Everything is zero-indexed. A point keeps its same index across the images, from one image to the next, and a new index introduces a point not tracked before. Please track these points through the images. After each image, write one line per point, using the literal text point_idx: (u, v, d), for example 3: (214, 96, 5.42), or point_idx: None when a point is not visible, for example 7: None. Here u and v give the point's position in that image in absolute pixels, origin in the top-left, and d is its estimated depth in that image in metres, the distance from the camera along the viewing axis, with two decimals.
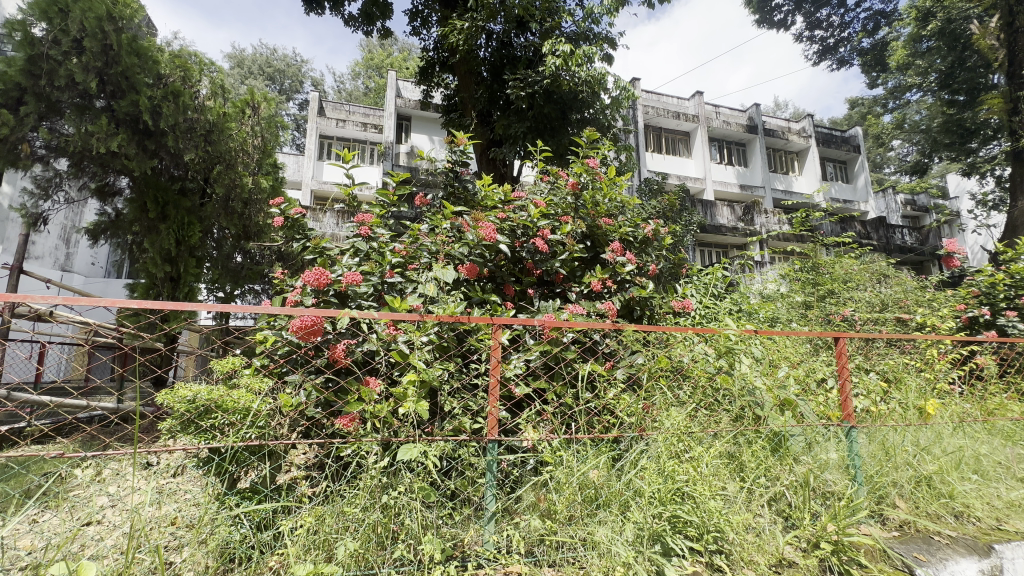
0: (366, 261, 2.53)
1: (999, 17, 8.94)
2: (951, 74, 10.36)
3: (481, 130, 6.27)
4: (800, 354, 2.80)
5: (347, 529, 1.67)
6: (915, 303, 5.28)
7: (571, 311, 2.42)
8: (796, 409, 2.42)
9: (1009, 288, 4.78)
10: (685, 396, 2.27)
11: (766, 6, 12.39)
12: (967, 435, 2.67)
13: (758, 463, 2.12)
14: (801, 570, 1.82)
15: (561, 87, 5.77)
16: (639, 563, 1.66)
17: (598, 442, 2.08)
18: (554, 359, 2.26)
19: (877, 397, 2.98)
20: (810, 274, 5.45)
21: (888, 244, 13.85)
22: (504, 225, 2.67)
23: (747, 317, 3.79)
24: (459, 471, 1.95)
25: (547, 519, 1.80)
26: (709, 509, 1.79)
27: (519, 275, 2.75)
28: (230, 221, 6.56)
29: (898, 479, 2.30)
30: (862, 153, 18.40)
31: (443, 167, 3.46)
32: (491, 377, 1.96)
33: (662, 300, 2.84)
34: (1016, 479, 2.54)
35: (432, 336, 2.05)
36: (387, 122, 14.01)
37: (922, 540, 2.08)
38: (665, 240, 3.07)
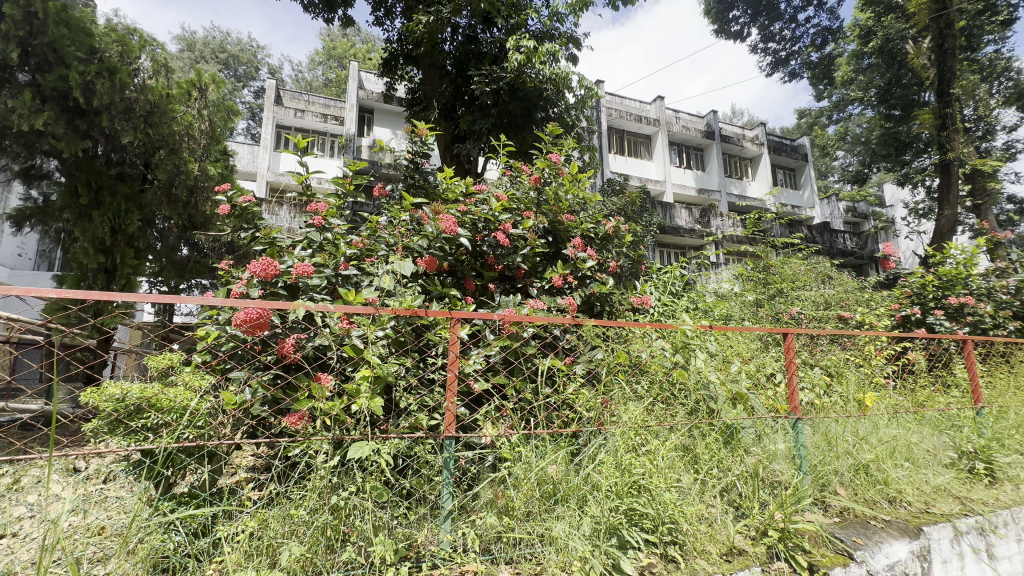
0: (319, 253, 2.43)
1: (932, 39, 9.61)
2: (889, 90, 11.03)
3: (445, 125, 6.20)
4: (751, 350, 2.89)
5: (294, 533, 1.59)
6: (855, 302, 5.65)
7: (532, 306, 2.39)
8: (747, 402, 2.47)
9: (937, 288, 5.13)
10: (643, 390, 2.29)
11: (723, 17, 12.83)
12: (901, 426, 2.80)
13: (711, 455, 2.17)
14: (750, 557, 1.89)
15: (526, 84, 5.70)
16: (596, 557, 1.66)
17: (557, 437, 2.07)
18: (514, 354, 2.22)
19: (821, 390, 3.13)
20: (760, 273, 5.69)
21: (831, 247, 14.73)
22: (465, 218, 2.62)
23: (704, 314, 3.94)
24: (415, 468, 1.88)
25: (505, 515, 1.78)
26: (664, 501, 1.82)
27: (480, 270, 2.71)
28: (173, 210, 6.19)
29: (839, 467, 2.41)
30: (809, 161, 19.42)
31: (403, 158, 3.35)
32: (449, 371, 1.90)
33: (621, 296, 2.87)
34: (941, 465, 2.73)
35: (388, 331, 1.97)
36: (349, 114, 13.62)
37: (860, 525, 2.19)
38: (625, 237, 3.11)
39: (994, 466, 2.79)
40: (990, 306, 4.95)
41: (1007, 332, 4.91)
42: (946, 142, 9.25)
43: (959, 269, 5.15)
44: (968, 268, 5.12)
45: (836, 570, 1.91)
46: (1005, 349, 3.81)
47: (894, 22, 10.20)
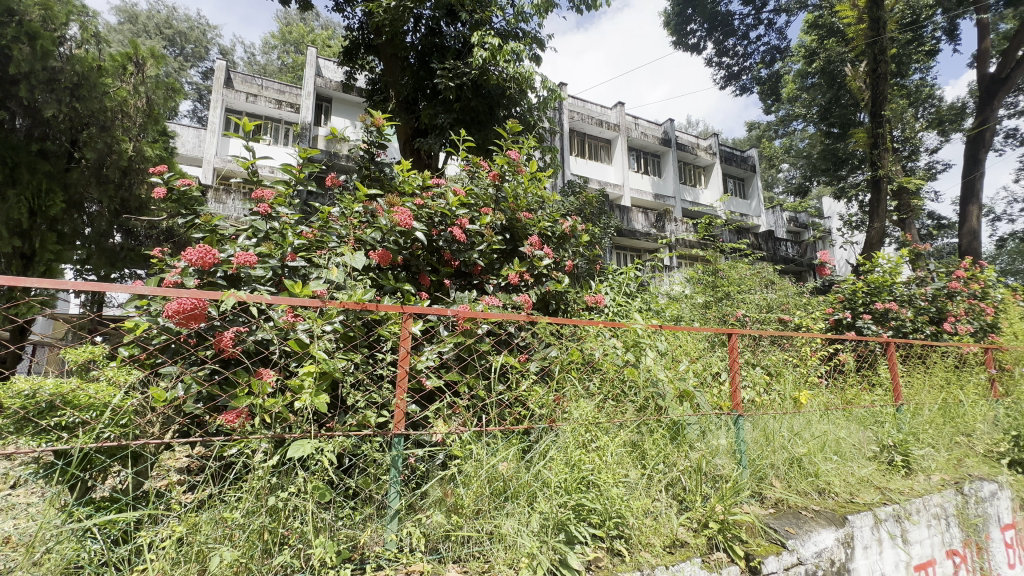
0: (264, 243, 2.31)
1: (866, 64, 10.33)
2: (829, 108, 11.79)
3: (406, 118, 6.07)
4: (699, 349, 3.00)
5: (227, 538, 1.50)
6: (794, 306, 5.99)
7: (487, 302, 2.37)
8: (693, 399, 2.56)
9: (866, 294, 5.57)
10: (594, 388, 2.32)
11: (681, 30, 13.29)
12: (831, 422, 3.00)
13: (658, 451, 2.23)
14: (691, 549, 1.95)
15: (489, 82, 5.68)
16: (543, 553, 1.66)
17: (509, 433, 2.07)
18: (467, 350, 2.19)
19: (761, 388, 3.32)
20: (710, 276, 5.93)
21: (775, 254, 15.61)
22: (421, 212, 2.57)
23: (656, 314, 4.07)
24: (362, 467, 1.81)
25: (453, 513, 1.75)
26: (612, 496, 1.85)
27: (436, 265, 2.66)
28: (103, 192, 5.74)
29: (775, 461, 2.55)
30: (757, 172, 20.46)
31: (358, 148, 3.23)
32: (400, 366, 1.85)
33: (576, 295, 2.92)
34: (865, 458, 2.93)
35: (336, 325, 1.89)
36: (305, 102, 13.10)
37: (792, 515, 2.32)
38: (581, 238, 3.16)
39: (909, 458, 2.99)
40: (909, 311, 5.37)
41: (924, 335, 5.34)
42: (877, 160, 9.88)
43: (885, 277, 5.57)
44: (892, 276, 5.55)
45: (770, 558, 2.01)
46: (922, 351, 4.15)
47: (835, 45, 10.91)
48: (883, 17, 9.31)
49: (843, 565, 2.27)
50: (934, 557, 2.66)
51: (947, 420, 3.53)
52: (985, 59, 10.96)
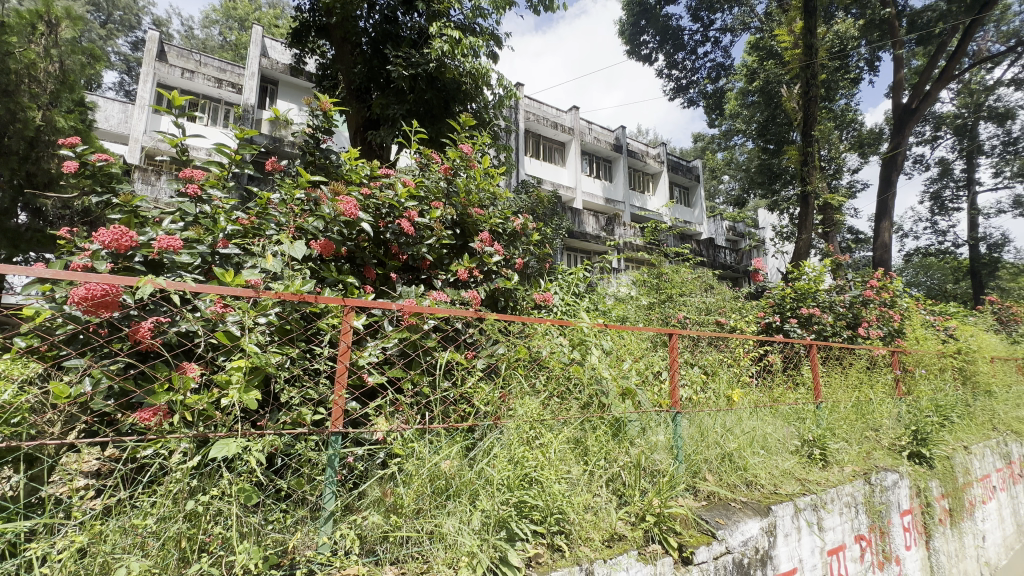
0: (193, 227, 2.15)
1: (800, 86, 11.11)
2: (766, 126, 12.59)
3: (357, 107, 5.87)
4: (643, 348, 3.10)
5: (138, 547, 1.38)
6: (730, 310, 6.37)
7: (434, 297, 2.33)
8: (635, 397, 2.65)
9: (793, 300, 6.03)
10: (540, 385, 2.32)
11: (635, 40, 13.67)
12: (759, 418, 3.19)
13: (599, 447, 2.28)
14: (629, 542, 2.00)
15: (445, 75, 5.58)
16: (483, 551, 1.65)
17: (453, 431, 2.03)
18: (412, 346, 2.14)
19: (698, 386, 3.48)
20: (654, 279, 6.19)
21: (714, 261, 16.50)
22: (368, 202, 2.48)
23: (602, 314, 4.18)
24: (296, 466, 1.72)
25: (392, 514, 1.70)
26: (554, 492, 1.87)
27: (383, 258, 2.58)
28: (3, 164, 5.10)
29: (708, 456, 2.69)
30: (700, 182, 21.53)
31: (302, 132, 3.07)
32: (340, 361, 1.76)
33: (525, 292, 2.91)
34: (788, 451, 3.14)
35: (271, 317, 1.78)
36: (248, 82, 12.37)
37: (722, 506, 2.44)
38: (532, 236, 3.17)
39: (826, 451, 3.23)
40: (830, 317, 5.83)
41: (842, 338, 5.82)
42: (806, 176, 10.61)
43: (810, 284, 6.05)
44: (816, 284, 6.03)
45: (701, 548, 2.11)
46: (840, 353, 4.52)
47: (773, 67, 11.66)
48: (815, 45, 10.04)
49: (766, 553, 2.42)
50: (845, 542, 2.88)
51: (859, 417, 3.86)
52: (899, 90, 12.09)
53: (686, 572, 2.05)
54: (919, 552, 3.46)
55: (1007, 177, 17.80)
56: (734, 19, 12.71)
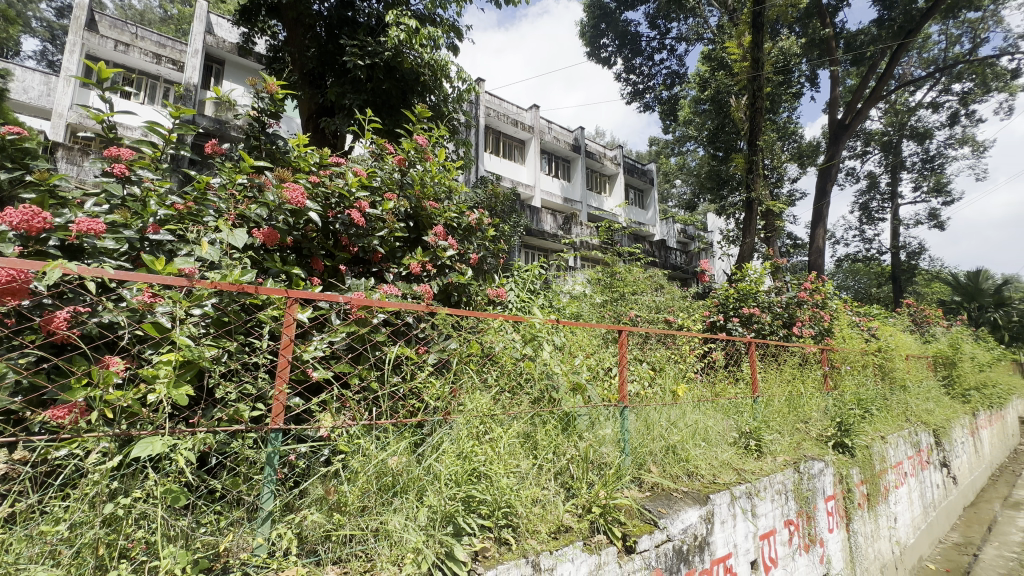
0: (119, 211, 1.99)
1: (747, 98, 11.68)
2: (716, 134, 13.19)
3: (309, 92, 5.64)
4: (594, 345, 3.18)
5: (46, 557, 1.26)
6: (677, 309, 6.63)
7: (384, 291, 2.28)
8: (584, 392, 2.70)
9: (736, 300, 6.37)
10: (492, 380, 2.32)
11: (595, 42, 13.90)
12: (702, 412, 3.35)
13: (549, 441, 2.31)
14: (575, 533, 2.05)
15: (403, 65, 5.45)
16: (429, 547, 1.63)
17: (401, 427, 2.00)
18: (360, 340, 2.08)
19: (646, 381, 3.62)
20: (608, 277, 6.35)
21: (665, 261, 17.12)
22: (316, 190, 2.38)
23: (556, 311, 4.23)
24: (232, 465, 1.64)
25: (335, 512, 1.65)
26: (501, 486, 1.88)
27: (332, 250, 2.50)
28: None
29: (653, 449, 2.79)
30: (654, 185, 22.26)
31: (246, 115, 2.90)
32: (282, 355, 1.69)
33: (478, 288, 2.90)
34: (727, 443, 3.31)
35: (206, 308, 1.69)
36: (191, 60, 11.62)
37: (665, 496, 2.54)
38: (488, 231, 3.16)
39: (761, 442, 3.43)
40: (768, 316, 6.20)
41: (778, 336, 6.20)
42: (751, 183, 11.18)
43: (751, 286, 6.40)
44: (757, 285, 6.39)
45: (644, 537, 2.19)
46: (776, 350, 4.81)
47: (723, 78, 12.20)
48: (761, 59, 10.59)
49: (704, 539, 2.54)
50: (775, 527, 3.08)
51: (791, 410, 4.13)
52: (835, 106, 12.96)
53: (629, 560, 2.12)
54: (841, 534, 3.75)
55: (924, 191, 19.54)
56: (689, 29, 13.20)
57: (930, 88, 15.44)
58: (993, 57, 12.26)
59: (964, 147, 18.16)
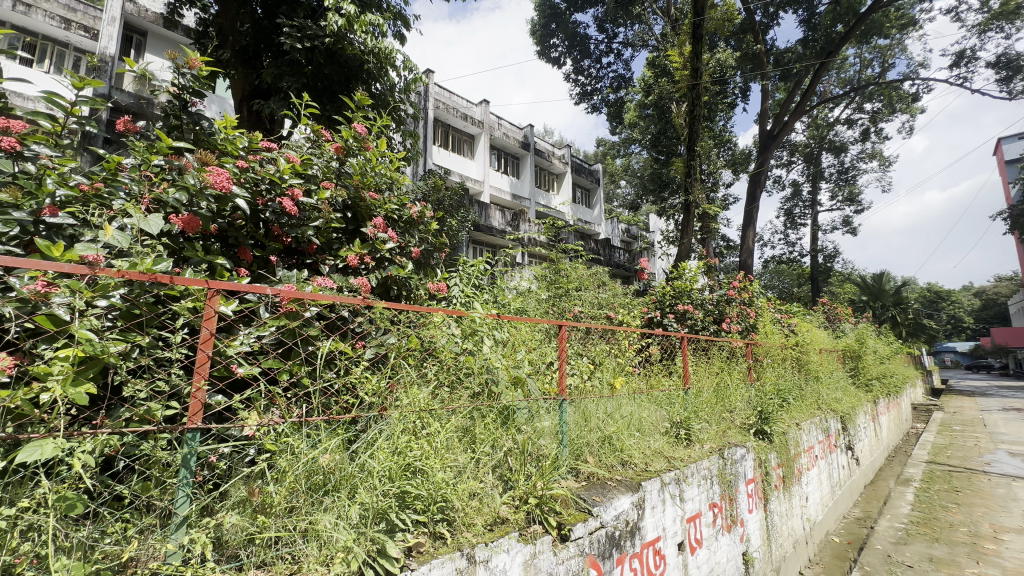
0: (9, 190, 1.78)
1: (687, 105, 12.25)
2: (658, 138, 13.75)
3: (243, 72, 5.29)
4: (536, 340, 3.23)
5: None
6: (619, 305, 6.88)
7: (318, 283, 2.20)
8: (525, 385, 2.74)
9: (672, 297, 6.71)
10: (431, 374, 2.30)
11: (545, 41, 14.02)
12: (636, 403, 3.50)
13: (487, 434, 2.33)
14: (511, 524, 2.07)
15: (346, 50, 5.23)
16: (360, 545, 1.59)
17: (333, 423, 1.94)
18: (291, 334, 1.99)
19: (586, 375, 3.75)
20: (553, 273, 6.47)
21: (609, 260, 17.68)
22: (245, 175, 2.25)
23: (501, 306, 4.24)
24: (142, 469, 1.51)
25: (259, 514, 1.58)
26: (438, 481, 1.86)
27: (263, 239, 2.37)
28: None
29: (590, 439, 2.90)
30: (600, 185, 22.92)
31: (165, 91, 2.67)
32: (202, 349, 1.58)
33: (419, 281, 2.86)
34: (659, 432, 3.48)
35: (114, 300, 1.55)
36: (107, 30, 10.56)
37: (600, 485, 2.64)
38: (430, 225, 3.14)
39: (690, 431, 3.64)
40: (700, 313, 6.59)
41: (709, 332, 6.60)
42: (689, 186, 11.75)
43: (686, 284, 6.74)
44: (691, 283, 6.75)
45: (578, 525, 2.26)
46: (706, 345, 5.12)
47: (665, 84, 12.73)
48: (700, 69, 11.14)
49: (635, 524, 2.65)
50: (701, 510, 3.27)
51: (718, 401, 4.40)
52: (765, 117, 13.89)
53: (563, 548, 2.18)
54: (759, 514, 4.06)
55: (839, 200, 21.43)
56: (634, 35, 13.64)
57: (846, 105, 16.91)
58: (897, 81, 13.66)
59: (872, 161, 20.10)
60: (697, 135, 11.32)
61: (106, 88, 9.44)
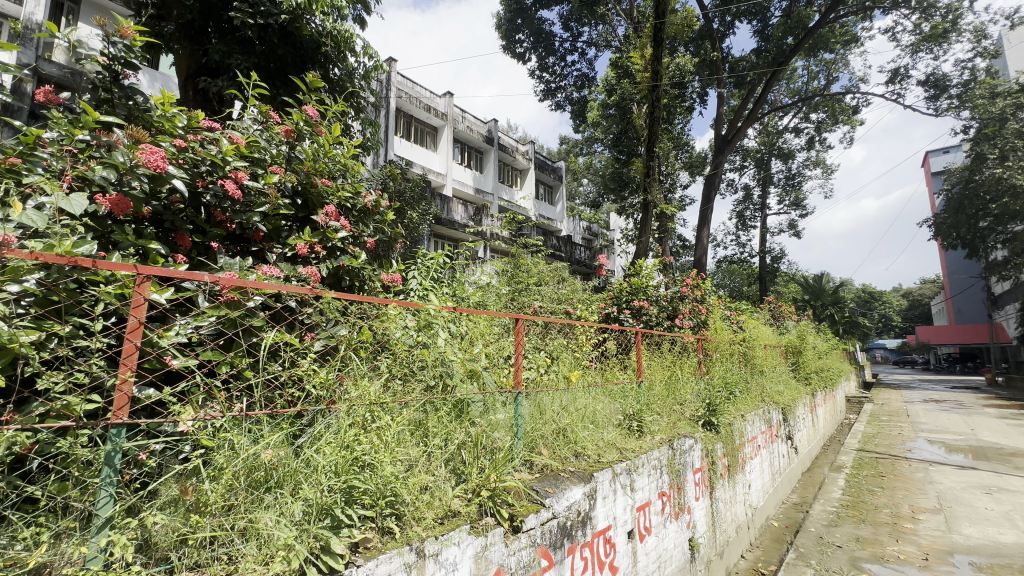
0: None
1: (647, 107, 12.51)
2: (620, 138, 14.07)
3: (188, 48, 4.96)
4: (493, 334, 3.23)
5: None
6: (578, 300, 6.99)
7: (262, 272, 2.10)
8: (480, 378, 2.73)
9: (629, 293, 6.87)
10: (383, 367, 2.25)
11: (511, 36, 13.96)
12: (591, 396, 3.56)
13: (440, 428, 2.30)
14: (462, 517, 2.06)
15: (302, 31, 5.00)
16: (302, 543, 1.53)
17: (277, 418, 1.86)
18: (232, 324, 1.89)
19: (542, 368, 3.79)
20: (514, 269, 6.47)
21: (570, 256, 17.92)
22: (183, 155, 2.12)
23: (459, 299, 4.20)
24: (58, 469, 1.40)
25: (192, 513, 1.49)
26: (386, 475, 1.83)
27: (204, 224, 2.24)
28: None
29: (545, 432, 2.93)
30: (563, 183, 23.18)
31: (93, 62, 2.45)
32: (129, 339, 1.46)
33: (373, 272, 2.79)
34: (612, 425, 3.55)
35: (27, 285, 1.42)
36: None
37: (553, 477, 2.67)
38: (386, 215, 3.06)
39: (642, 423, 3.75)
40: (655, 309, 6.80)
41: (662, 327, 6.82)
42: (648, 186, 12.04)
43: (642, 280, 6.92)
44: (648, 280, 6.95)
45: (530, 516, 2.27)
46: (660, 340, 5.27)
47: (627, 86, 12.97)
48: (661, 72, 11.41)
49: (587, 514, 2.70)
50: (650, 499, 3.38)
51: (669, 394, 4.55)
52: (720, 122, 14.42)
53: (515, 540, 2.20)
54: (705, 502, 4.24)
55: (786, 204, 22.59)
56: (599, 35, 13.80)
57: (794, 114, 17.81)
58: (840, 94, 14.51)
59: (817, 169, 21.30)
60: (656, 137, 11.62)
61: (31, 57, 8.67)
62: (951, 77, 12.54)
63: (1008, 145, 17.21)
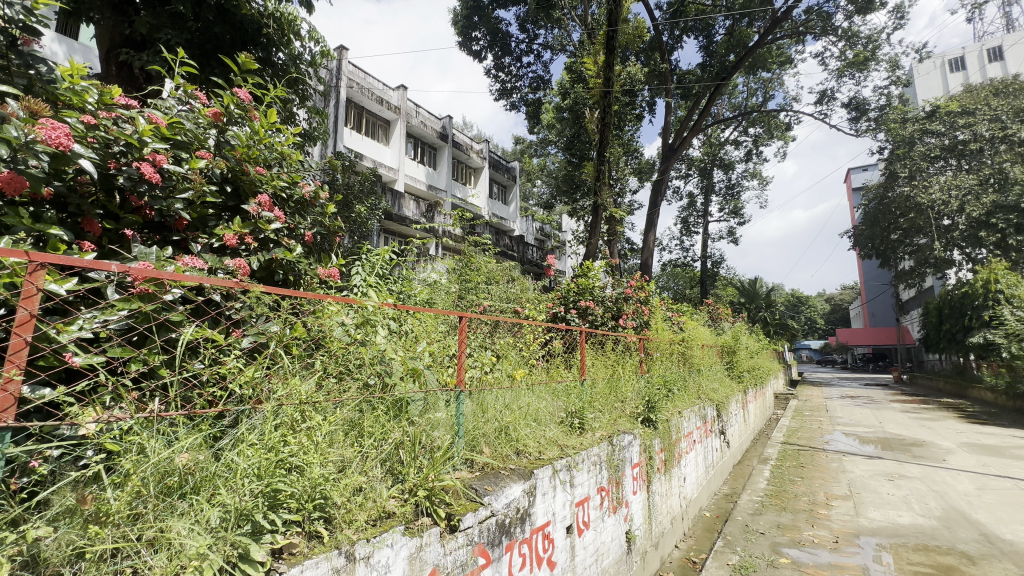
0: None
1: (597, 112, 12.79)
2: (573, 141, 14.32)
3: (109, 17, 4.53)
4: (437, 332, 3.18)
5: None
6: (527, 300, 7.04)
7: (183, 263, 1.96)
8: (422, 376, 2.67)
9: (576, 293, 7.00)
10: (315, 365, 2.16)
11: (467, 32, 13.84)
12: (535, 394, 3.59)
13: (376, 427, 2.23)
14: (396, 518, 2.01)
15: (241, 9, 4.71)
16: (217, 551, 1.45)
17: (195, 420, 1.74)
18: (145, 319, 1.75)
19: (488, 366, 3.78)
20: (463, 267, 6.40)
21: (521, 256, 18.03)
22: (92, 133, 1.94)
23: (405, 297, 4.10)
24: None
25: (92, 524, 1.36)
26: (314, 476, 1.75)
27: (116, 210, 2.06)
28: None
29: (486, 430, 2.92)
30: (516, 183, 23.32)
31: None
32: (17, 334, 1.32)
33: (309, 266, 2.67)
34: (554, 422, 3.61)
35: None
36: None
37: (493, 475, 2.66)
38: (325, 208, 2.95)
39: (583, 420, 3.84)
40: (601, 309, 6.97)
41: (607, 327, 7.01)
42: (597, 189, 12.24)
43: (589, 281, 7.08)
44: (594, 281, 7.11)
45: (467, 515, 2.25)
46: (605, 339, 5.42)
47: (580, 90, 13.21)
48: (612, 78, 11.71)
49: (526, 511, 2.73)
50: (589, 494, 3.46)
51: (610, 391, 4.68)
52: (667, 131, 15.02)
53: (451, 539, 2.18)
54: (642, 495, 4.39)
55: (726, 212, 23.87)
56: (554, 39, 13.97)
57: (735, 127, 18.86)
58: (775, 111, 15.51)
59: (753, 180, 22.66)
60: (607, 142, 11.89)
61: None
62: (869, 101, 13.72)
63: (915, 166, 19.09)
